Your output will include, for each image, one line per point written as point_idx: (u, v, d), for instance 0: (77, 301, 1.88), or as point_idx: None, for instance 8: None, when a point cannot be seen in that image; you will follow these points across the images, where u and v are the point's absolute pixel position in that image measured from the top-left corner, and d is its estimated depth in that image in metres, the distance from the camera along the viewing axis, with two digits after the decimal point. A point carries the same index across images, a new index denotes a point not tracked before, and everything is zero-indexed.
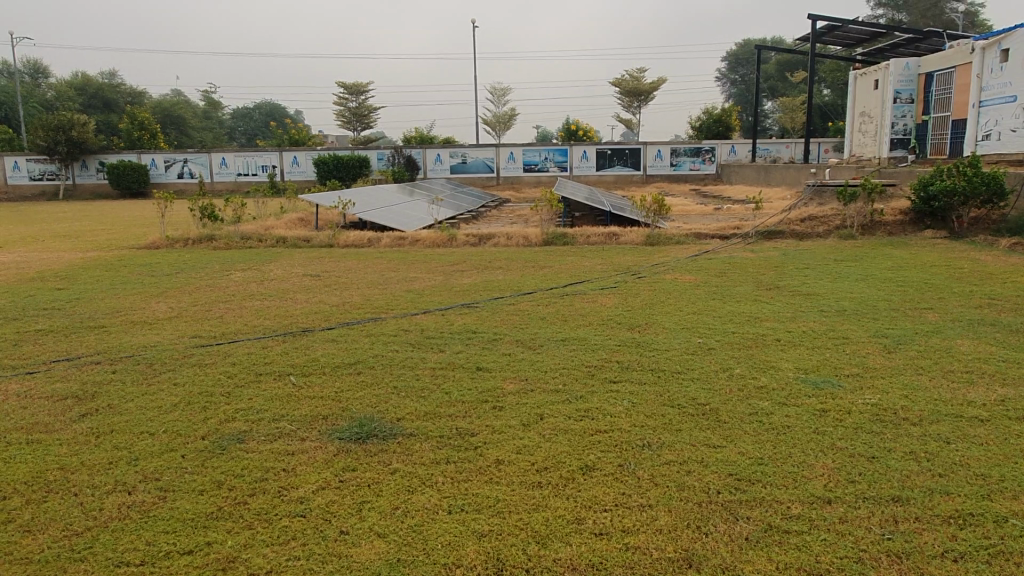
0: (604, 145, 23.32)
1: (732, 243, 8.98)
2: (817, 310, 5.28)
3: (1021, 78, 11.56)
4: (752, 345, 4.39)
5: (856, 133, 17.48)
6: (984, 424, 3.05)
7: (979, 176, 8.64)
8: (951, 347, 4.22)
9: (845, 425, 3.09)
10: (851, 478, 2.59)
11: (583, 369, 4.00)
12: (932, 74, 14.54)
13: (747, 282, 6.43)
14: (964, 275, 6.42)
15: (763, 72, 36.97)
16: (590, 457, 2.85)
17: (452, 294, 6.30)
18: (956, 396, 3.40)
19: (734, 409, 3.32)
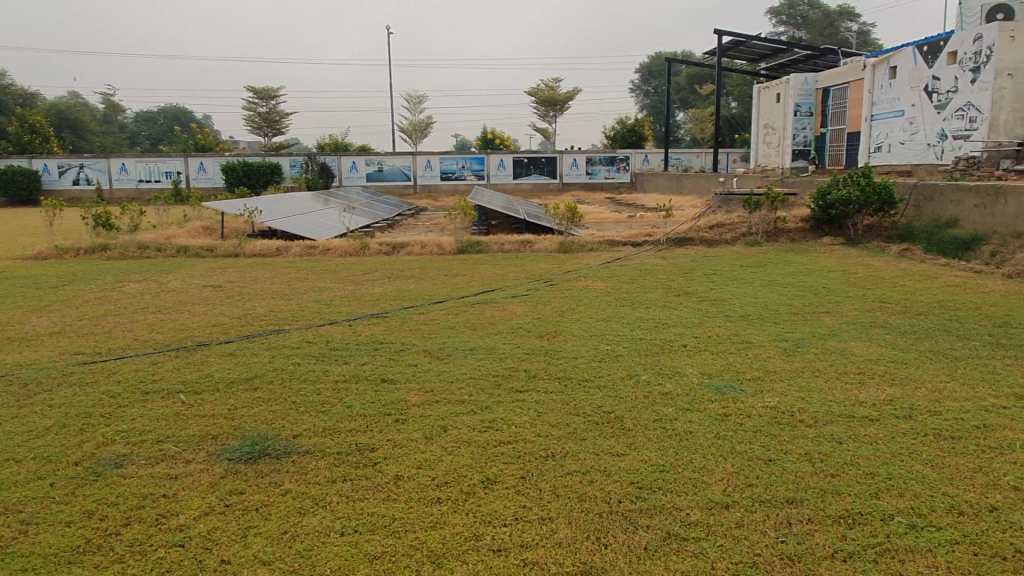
0: (521, 154, 23.45)
1: (643, 251, 9.14)
2: (722, 315, 5.39)
3: (909, 94, 12.30)
4: (658, 351, 4.43)
5: (760, 144, 18.20)
6: (873, 423, 3.16)
7: (872, 186, 9.10)
8: (845, 349, 4.39)
9: (745, 428, 3.13)
10: (749, 482, 2.62)
11: (490, 379, 3.92)
12: (829, 89, 15.28)
13: (657, 289, 6.53)
14: (858, 279, 6.72)
15: (674, 84, 38.14)
16: (493, 470, 2.78)
17: (362, 304, 6.14)
18: (849, 397, 3.52)
19: (639, 415, 3.32)
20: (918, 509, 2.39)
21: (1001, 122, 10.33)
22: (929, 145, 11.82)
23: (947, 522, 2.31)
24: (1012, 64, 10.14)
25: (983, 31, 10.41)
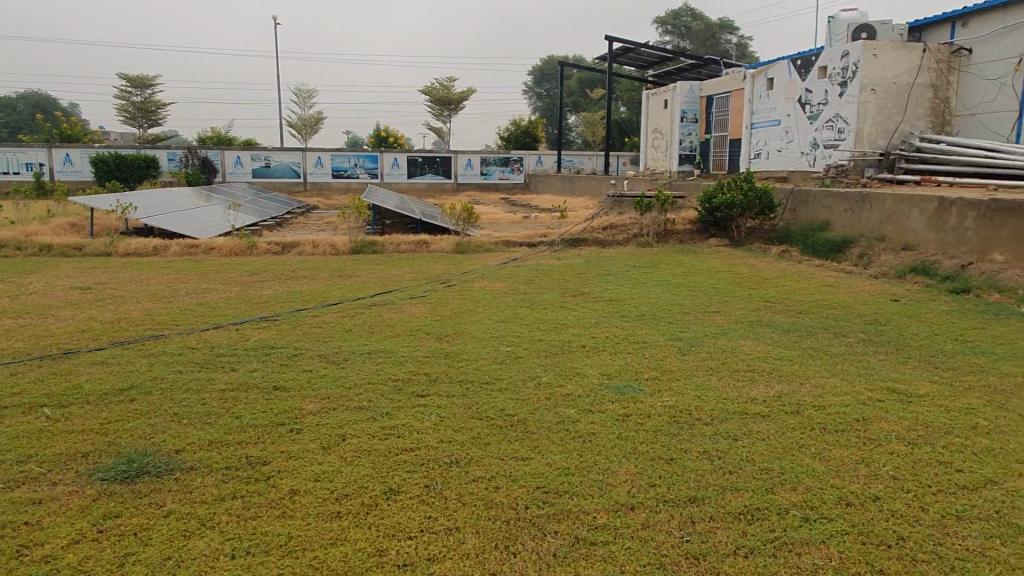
0: (415, 153, 23.17)
1: (540, 252, 9.21)
2: (618, 315, 5.49)
3: (784, 104, 13.06)
4: (558, 352, 4.44)
5: (649, 148, 18.81)
6: (764, 420, 3.28)
7: (753, 191, 9.57)
8: (734, 347, 4.56)
9: (646, 428, 3.17)
10: (652, 482, 2.64)
11: (390, 384, 3.79)
12: (712, 97, 15.99)
13: (554, 289, 6.58)
14: (743, 280, 7.03)
15: (566, 88, 38.86)
16: (395, 480, 2.67)
17: (250, 306, 5.83)
18: (741, 394, 3.65)
19: (542, 418, 3.30)
20: (810, 502, 2.49)
21: (865, 134, 11.14)
22: (802, 153, 12.59)
23: (836, 513, 2.42)
24: (875, 80, 10.94)
25: (850, 48, 11.19)
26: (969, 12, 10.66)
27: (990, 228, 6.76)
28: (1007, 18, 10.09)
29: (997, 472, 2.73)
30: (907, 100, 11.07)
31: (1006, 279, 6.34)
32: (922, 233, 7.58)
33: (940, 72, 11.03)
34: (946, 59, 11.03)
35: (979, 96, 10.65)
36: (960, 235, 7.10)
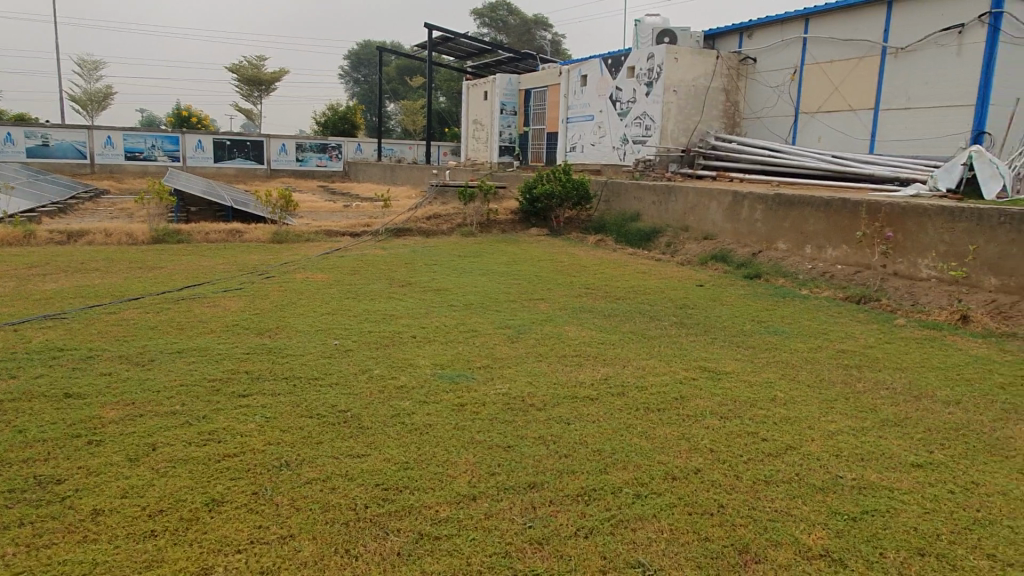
0: (222, 135, 21.65)
1: (363, 241, 8.97)
2: (447, 305, 5.47)
3: (596, 101, 13.74)
4: (388, 343, 4.33)
5: (469, 139, 18.99)
6: (593, 402, 3.41)
7: (571, 183, 9.98)
8: (561, 333, 4.71)
9: (482, 417, 3.18)
10: (492, 471, 2.64)
11: (206, 385, 3.48)
12: (530, 90, 16.44)
13: (379, 279, 6.42)
14: (565, 268, 7.31)
15: (385, 74, 38.19)
16: (218, 489, 2.45)
17: (30, 303, 5.11)
18: (570, 378, 3.78)
19: (376, 412, 3.18)
20: (640, 479, 2.61)
21: (668, 132, 12.01)
22: (614, 148, 13.31)
23: (665, 488, 2.56)
24: (676, 82, 11.83)
25: (654, 51, 11.99)
26: (754, 25, 11.82)
27: (775, 219, 7.55)
28: (785, 33, 11.32)
29: (794, 438, 3.04)
30: (704, 102, 12.08)
31: (789, 264, 7.13)
32: (719, 224, 8.31)
33: (730, 78, 12.14)
34: (735, 66, 12.17)
35: (762, 102, 11.88)
36: (751, 226, 7.87)
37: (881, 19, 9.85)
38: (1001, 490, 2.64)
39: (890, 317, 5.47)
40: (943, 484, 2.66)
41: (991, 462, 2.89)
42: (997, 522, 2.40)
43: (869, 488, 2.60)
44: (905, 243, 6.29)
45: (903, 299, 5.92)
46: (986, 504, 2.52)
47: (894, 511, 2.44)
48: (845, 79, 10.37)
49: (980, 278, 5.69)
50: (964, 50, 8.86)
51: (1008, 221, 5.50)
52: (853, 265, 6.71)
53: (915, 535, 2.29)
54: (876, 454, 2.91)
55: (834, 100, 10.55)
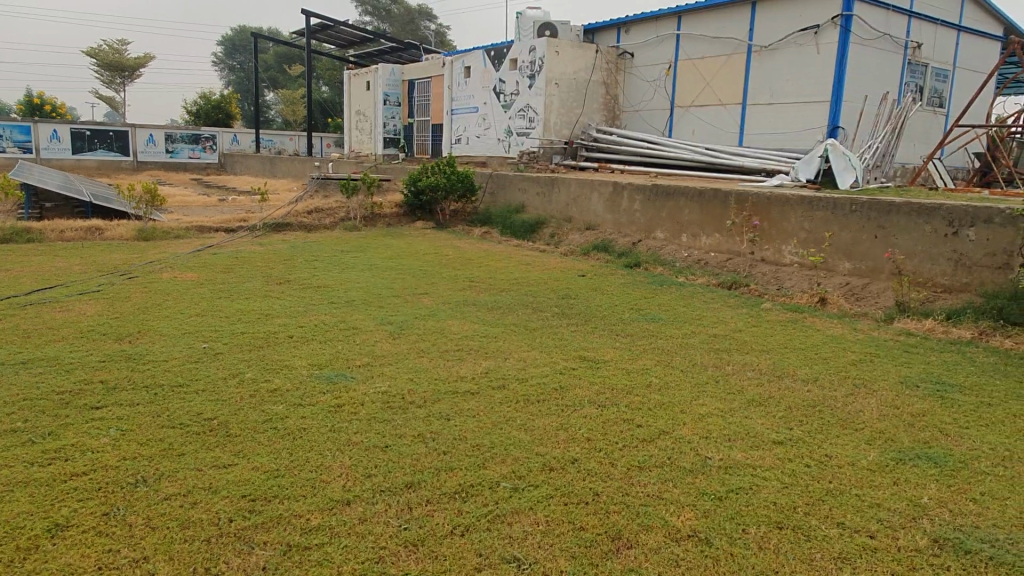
0: (81, 125, 20.06)
1: (238, 237, 8.56)
2: (327, 302, 5.30)
3: (480, 93, 13.74)
4: (262, 344, 4.14)
5: (352, 130, 18.52)
6: (474, 396, 3.40)
7: (455, 175, 9.93)
8: (444, 328, 4.67)
9: (360, 417, 3.09)
10: (367, 473, 2.57)
11: (54, 398, 3.20)
12: (413, 81, 16.22)
13: (255, 277, 6.15)
14: (450, 261, 7.26)
15: (262, 62, 36.64)
16: (63, 512, 2.25)
17: None
18: (451, 373, 3.75)
19: (245, 419, 3.03)
20: (518, 472, 2.62)
21: (551, 124, 12.19)
22: (498, 140, 13.36)
23: (542, 479, 2.58)
24: (557, 75, 12.03)
25: (536, 44, 12.13)
26: (630, 21, 12.07)
27: (653, 210, 7.81)
28: (659, 29, 11.69)
29: (667, 422, 3.14)
30: (584, 95, 12.33)
31: (666, 253, 7.40)
32: (601, 214, 8.50)
33: (609, 72, 12.45)
34: (614, 61, 12.48)
35: (640, 95, 12.25)
36: (630, 216, 8.10)
37: (747, 18, 10.33)
38: (851, 460, 2.83)
39: (757, 301, 5.78)
40: (800, 459, 2.83)
41: (843, 435, 3.10)
42: (847, 491, 2.57)
43: (734, 467, 2.72)
44: (770, 231, 6.66)
45: (769, 284, 6.29)
46: (838, 474, 2.70)
47: (756, 487, 2.57)
48: (716, 75, 10.85)
49: (837, 262, 6.12)
50: (820, 49, 9.49)
51: (859, 209, 5.94)
52: (725, 252, 7.04)
53: (775, 510, 2.42)
54: (742, 433, 3.06)
55: (705, 95, 11.03)
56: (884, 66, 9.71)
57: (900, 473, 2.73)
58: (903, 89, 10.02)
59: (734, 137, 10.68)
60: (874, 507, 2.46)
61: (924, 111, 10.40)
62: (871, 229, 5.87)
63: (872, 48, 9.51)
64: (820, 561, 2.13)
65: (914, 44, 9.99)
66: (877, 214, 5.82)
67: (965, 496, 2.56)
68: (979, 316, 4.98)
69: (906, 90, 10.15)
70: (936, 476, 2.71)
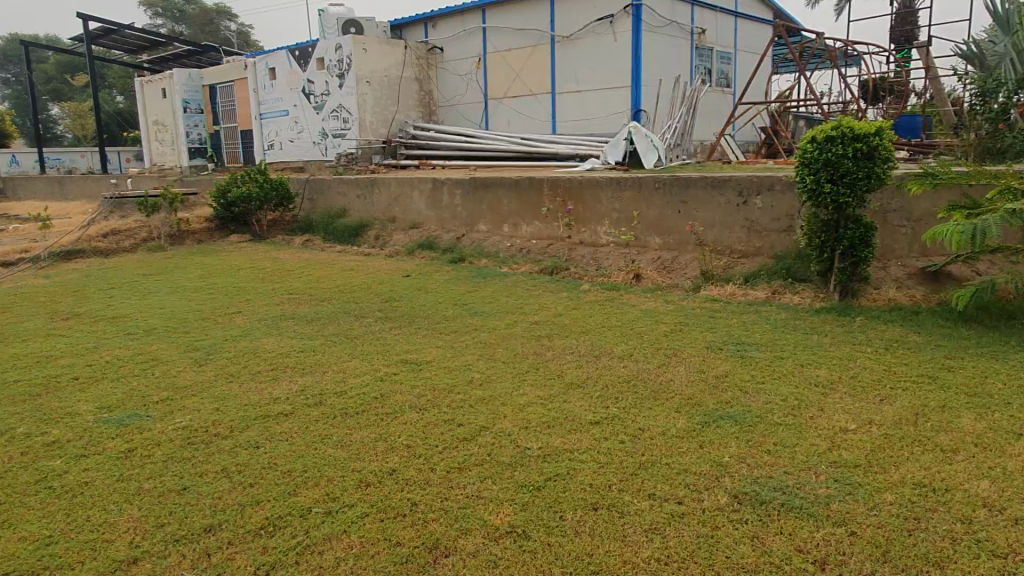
0: None
1: (19, 271, 7.59)
2: (123, 334, 4.81)
3: (289, 95, 13.17)
4: (40, 392, 3.66)
5: (152, 142, 17.11)
6: (288, 418, 3.19)
7: (268, 183, 9.41)
8: (257, 347, 4.39)
9: (154, 460, 2.80)
10: (160, 522, 2.32)
11: None
12: (215, 86, 15.23)
13: (37, 315, 5.47)
14: (266, 274, 6.87)
15: (40, 73, 32.97)
16: None
17: None
18: (263, 396, 3.49)
19: (13, 482, 2.64)
20: (332, 494, 2.47)
21: (366, 123, 11.91)
22: (314, 143, 12.87)
23: (357, 498, 2.45)
24: (368, 73, 11.76)
25: (342, 42, 11.77)
26: (436, 16, 12.04)
27: (473, 203, 7.82)
28: (466, 23, 11.76)
29: (488, 418, 3.11)
30: (398, 92, 12.16)
31: (490, 245, 7.45)
32: (423, 212, 8.41)
33: (421, 68, 12.36)
34: (424, 56, 12.40)
35: (453, 89, 12.28)
36: (452, 211, 8.07)
37: (547, 9, 10.63)
38: (662, 430, 2.94)
39: (576, 284, 5.95)
40: (615, 436, 2.90)
41: (655, 406, 3.23)
42: (657, 461, 2.66)
43: (553, 455, 2.74)
44: (584, 214, 6.88)
45: (589, 265, 6.50)
46: (650, 446, 2.79)
47: (574, 472, 2.59)
48: (524, 66, 11.09)
49: (647, 238, 6.44)
50: (617, 37, 9.95)
51: (662, 187, 6.27)
52: (545, 239, 7.20)
53: (591, 492, 2.45)
54: (561, 418, 3.09)
55: (516, 86, 11.26)
56: (674, 52, 10.39)
57: (705, 435, 2.87)
58: (693, 72, 10.78)
59: (548, 126, 11.00)
60: (682, 473, 2.56)
61: (714, 91, 11.26)
62: (673, 204, 6.22)
63: (662, 34, 10.12)
64: (633, 536, 2.18)
65: (699, 29, 10.76)
66: (677, 191, 6.18)
67: (761, 449, 2.73)
68: (771, 276, 5.43)
69: (696, 73, 10.93)
70: (737, 433, 2.88)
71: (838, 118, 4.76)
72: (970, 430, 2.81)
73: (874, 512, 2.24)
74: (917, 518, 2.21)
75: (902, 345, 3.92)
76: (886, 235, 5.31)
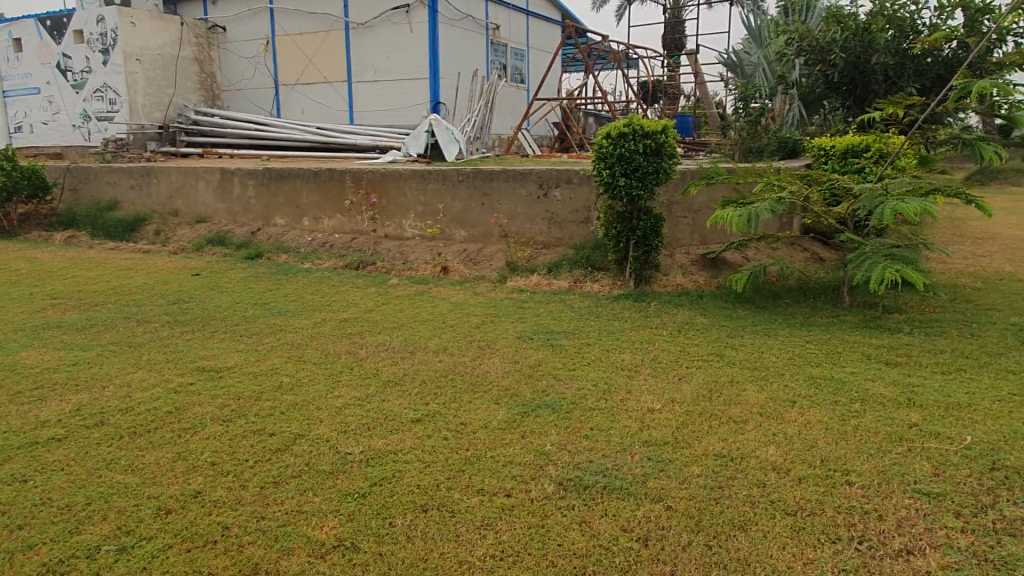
0: None
1: None
2: None
3: (39, 70, 11.50)
4: None
5: None
6: (62, 443, 2.77)
7: (17, 170, 8.13)
8: (15, 362, 3.76)
9: None
10: None
11: None
12: None
13: None
14: (19, 277, 5.94)
15: None
16: None
17: None
18: (27, 420, 3.00)
19: None
20: (125, 527, 2.18)
21: (139, 106, 10.73)
22: (74, 126, 11.38)
23: (157, 528, 2.18)
24: (139, 50, 10.59)
25: (104, 13, 10.47)
26: None
27: (268, 195, 7.35)
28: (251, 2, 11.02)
29: (301, 425, 2.92)
30: (175, 73, 11.09)
31: (288, 239, 7.06)
32: (210, 204, 7.75)
33: (201, 47, 11.39)
34: (204, 35, 11.44)
35: (240, 73, 11.47)
36: (244, 204, 7.52)
37: None
38: (484, 423, 2.95)
39: (384, 278, 5.81)
40: (438, 433, 2.85)
41: (475, 399, 3.22)
42: (482, 455, 2.65)
43: (375, 458, 2.63)
44: (388, 207, 6.74)
45: (395, 258, 6.38)
46: (473, 440, 2.78)
47: (400, 474, 2.51)
48: (317, 51, 10.64)
49: (452, 231, 6.45)
50: (413, 27, 9.86)
51: (465, 179, 6.29)
52: (348, 232, 6.96)
53: (419, 493, 2.38)
54: (380, 419, 2.98)
55: (309, 72, 10.76)
56: (470, 46, 10.51)
57: (526, 425, 2.92)
58: (489, 67, 10.99)
59: (345, 115, 10.64)
60: (507, 465, 2.57)
61: (509, 87, 11.57)
62: (477, 197, 6.28)
63: (457, 27, 10.19)
64: (465, 535, 2.15)
65: (493, 25, 10.98)
66: (480, 183, 6.23)
67: (579, 434, 2.83)
68: (572, 266, 5.68)
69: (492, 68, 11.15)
70: (555, 421, 2.96)
71: (628, 116, 5.06)
72: (755, 402, 3.12)
73: (684, 486, 2.41)
74: (720, 487, 2.40)
75: (692, 327, 4.28)
76: (671, 226, 5.77)
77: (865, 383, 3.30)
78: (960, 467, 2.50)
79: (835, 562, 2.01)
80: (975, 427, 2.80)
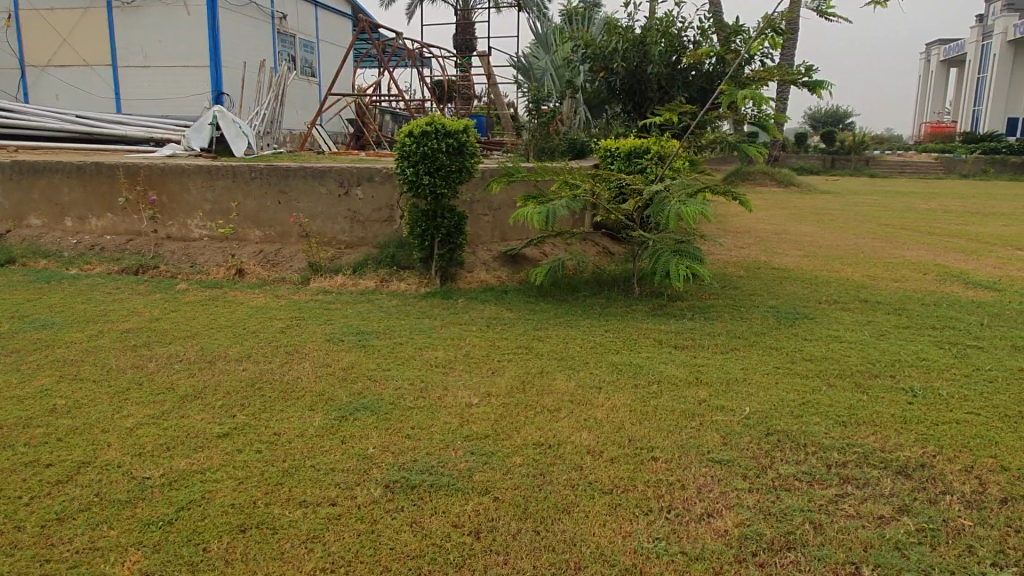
0: None
1: None
2: None
3: None
4: None
5: None
6: None
7: None
8: None
9: None
10: None
11: None
12: None
13: None
14: None
15: None
16: None
17: None
18: None
19: None
20: None
21: None
22: None
23: None
24: None
25: None
26: None
27: (19, 191, 6.40)
28: None
29: (86, 451, 2.59)
30: None
31: (48, 243, 6.21)
32: None
33: None
34: None
35: None
36: None
37: None
38: (299, 432, 2.80)
39: (169, 283, 5.32)
40: (250, 446, 2.67)
41: (286, 407, 3.06)
42: (300, 466, 2.52)
43: (179, 480, 2.40)
44: (170, 206, 6.17)
45: (180, 261, 5.87)
46: (289, 450, 2.64)
47: (209, 494, 2.32)
48: (73, 30, 9.46)
49: (246, 231, 6.06)
50: (189, 10, 9.13)
51: (258, 176, 5.94)
52: (123, 234, 6.29)
53: (234, 513, 2.22)
54: (181, 437, 2.73)
55: (64, 53, 9.54)
56: (255, 34, 9.95)
57: (345, 430, 2.82)
58: (276, 58, 10.47)
59: (111, 104, 9.56)
60: (329, 473, 2.48)
61: (299, 80, 11.10)
62: (272, 195, 5.96)
63: (239, 14, 9.60)
64: (291, 551, 2.04)
65: (278, 14, 10.49)
66: (275, 180, 5.92)
67: (400, 435, 2.80)
68: (377, 265, 5.59)
69: (280, 59, 10.64)
70: (375, 423, 2.90)
71: (429, 115, 5.06)
72: (566, 390, 3.28)
73: (508, 476, 2.48)
74: (542, 474, 2.50)
75: (500, 322, 4.41)
76: (474, 224, 5.89)
77: (659, 366, 3.60)
78: (743, 435, 2.82)
79: (649, 532, 2.18)
80: (751, 399, 3.17)
